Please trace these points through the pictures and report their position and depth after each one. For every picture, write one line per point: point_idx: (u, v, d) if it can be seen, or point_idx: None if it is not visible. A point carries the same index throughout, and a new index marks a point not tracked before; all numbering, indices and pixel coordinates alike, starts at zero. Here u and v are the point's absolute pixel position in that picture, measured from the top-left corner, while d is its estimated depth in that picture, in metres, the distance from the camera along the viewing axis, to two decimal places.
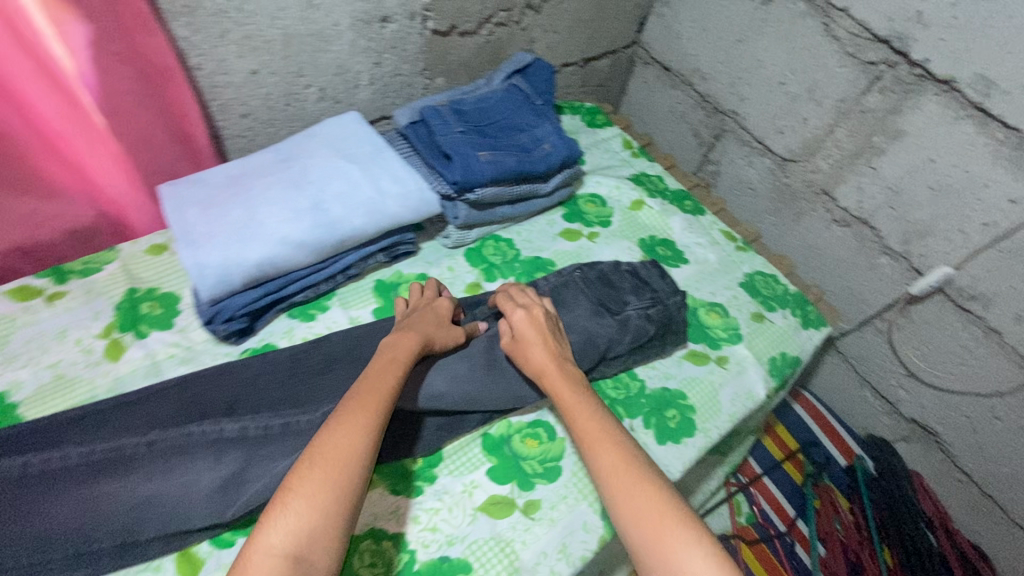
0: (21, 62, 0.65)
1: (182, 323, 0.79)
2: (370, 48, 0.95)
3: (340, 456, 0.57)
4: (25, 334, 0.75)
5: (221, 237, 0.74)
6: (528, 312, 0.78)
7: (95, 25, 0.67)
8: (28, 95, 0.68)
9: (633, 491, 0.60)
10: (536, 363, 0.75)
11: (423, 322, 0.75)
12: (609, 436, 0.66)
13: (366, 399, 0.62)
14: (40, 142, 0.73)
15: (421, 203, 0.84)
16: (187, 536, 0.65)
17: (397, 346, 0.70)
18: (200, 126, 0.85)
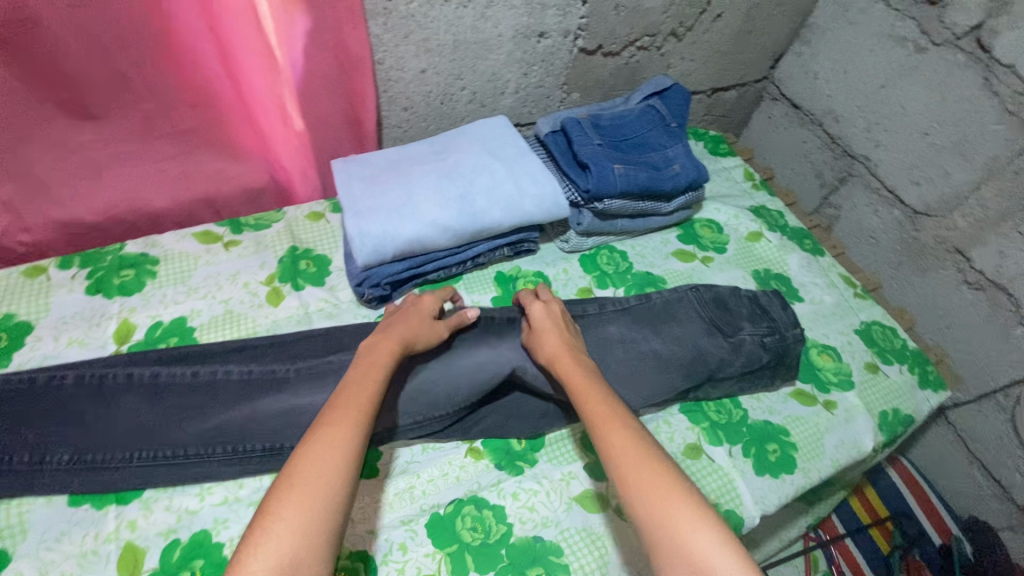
0: (250, 40, 0.79)
1: (331, 284, 0.90)
2: (523, 59, 1.03)
3: (323, 464, 0.56)
4: (205, 271, 0.87)
5: (381, 212, 0.83)
6: (543, 310, 0.79)
7: (313, 17, 0.79)
8: (247, 68, 0.82)
9: (647, 479, 0.60)
10: (550, 351, 0.75)
11: (402, 324, 0.74)
12: (616, 419, 0.65)
13: (346, 407, 0.62)
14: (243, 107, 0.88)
15: (555, 204, 0.89)
16: None
17: (374, 352, 0.69)
18: (371, 114, 0.95)
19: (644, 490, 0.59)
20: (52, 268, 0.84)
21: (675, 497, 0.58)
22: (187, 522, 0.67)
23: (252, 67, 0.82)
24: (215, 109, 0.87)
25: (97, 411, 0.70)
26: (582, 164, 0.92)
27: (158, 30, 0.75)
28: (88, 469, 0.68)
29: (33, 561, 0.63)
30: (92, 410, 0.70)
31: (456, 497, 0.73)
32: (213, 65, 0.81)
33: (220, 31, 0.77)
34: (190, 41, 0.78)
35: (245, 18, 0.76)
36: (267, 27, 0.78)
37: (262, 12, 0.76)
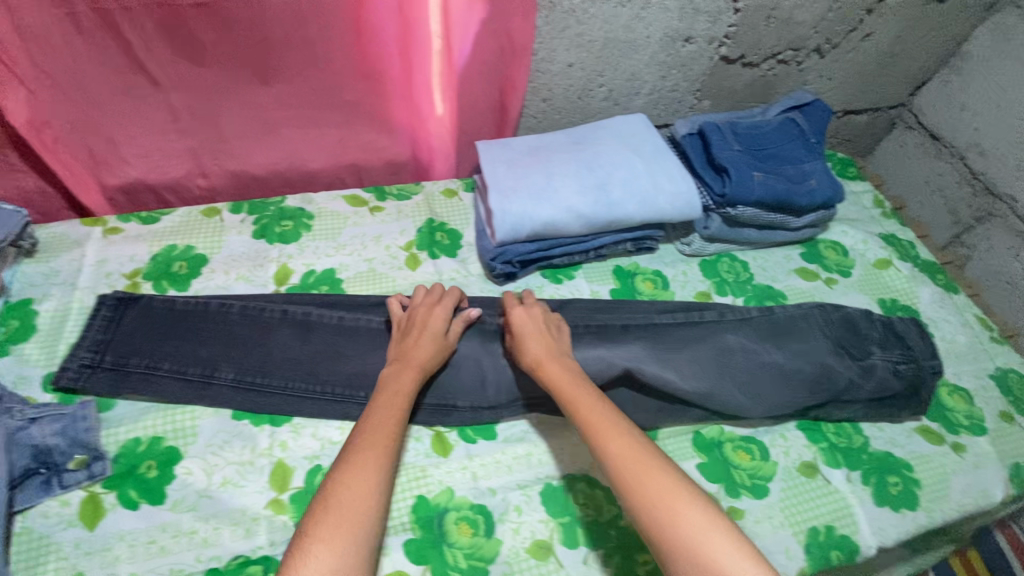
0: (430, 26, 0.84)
1: (462, 257, 0.94)
2: (665, 62, 1.04)
3: (358, 492, 0.59)
4: (352, 231, 0.95)
5: (522, 192, 0.87)
6: (528, 315, 0.79)
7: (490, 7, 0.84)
8: (419, 50, 0.88)
9: (652, 487, 0.60)
10: (534, 358, 0.74)
11: (421, 347, 0.74)
12: (613, 426, 0.65)
13: (372, 436, 0.63)
14: (405, 85, 0.94)
15: (688, 205, 0.90)
16: (446, 421, 0.77)
17: (397, 379, 0.71)
18: (517, 100, 0.99)
19: (648, 493, 0.59)
20: (225, 211, 0.93)
21: (681, 498, 0.59)
22: (328, 452, 0.72)
23: (425, 51, 0.87)
24: (378, 82, 0.94)
25: (258, 340, 0.78)
26: (719, 168, 0.92)
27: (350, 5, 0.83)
28: (253, 386, 0.75)
29: (199, 461, 0.69)
30: (253, 339, 0.78)
31: (569, 472, 0.74)
32: (390, 41, 0.88)
33: (405, 10, 0.83)
34: (373, 17, 0.85)
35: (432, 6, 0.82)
36: (450, 10, 0.84)
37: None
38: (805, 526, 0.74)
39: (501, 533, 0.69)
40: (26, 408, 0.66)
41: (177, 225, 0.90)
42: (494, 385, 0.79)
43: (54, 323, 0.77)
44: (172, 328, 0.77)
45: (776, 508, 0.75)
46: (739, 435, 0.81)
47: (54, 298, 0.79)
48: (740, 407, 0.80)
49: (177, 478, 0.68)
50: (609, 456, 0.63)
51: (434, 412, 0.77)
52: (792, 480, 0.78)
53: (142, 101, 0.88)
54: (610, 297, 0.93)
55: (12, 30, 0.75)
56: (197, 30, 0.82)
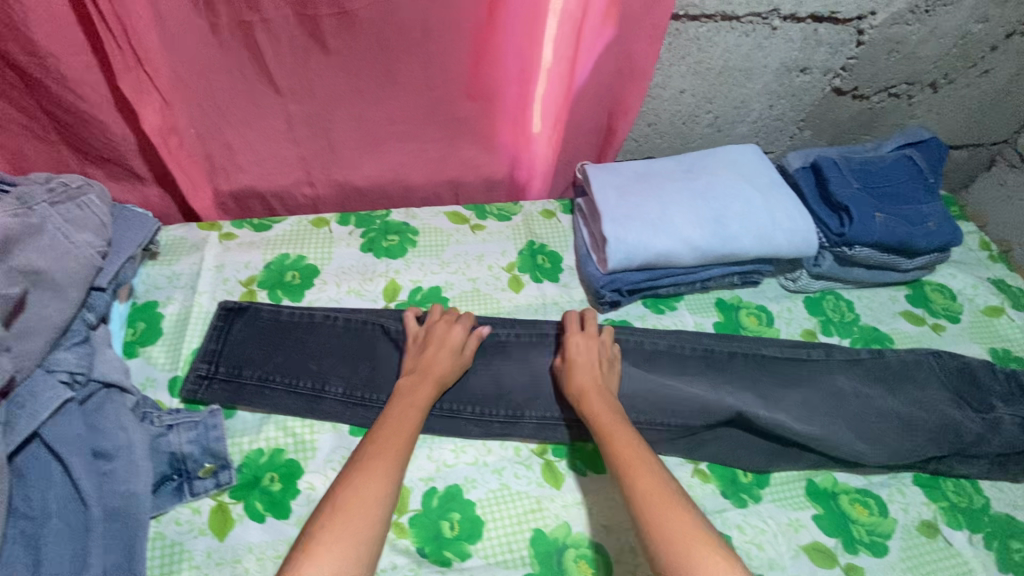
0: (563, 46, 0.85)
1: (564, 281, 0.93)
2: (776, 91, 1.01)
3: (360, 505, 0.59)
4: (455, 249, 0.95)
5: (637, 222, 0.85)
6: (579, 343, 0.79)
7: (622, 31, 0.85)
8: (544, 68, 0.88)
9: (667, 522, 0.60)
10: (580, 383, 0.75)
11: (434, 362, 0.76)
12: (645, 464, 0.65)
13: (381, 450, 0.65)
14: (519, 104, 0.94)
15: (805, 241, 0.87)
16: (554, 432, 0.77)
17: (412, 395, 0.72)
18: (625, 125, 0.97)
19: (675, 537, 0.59)
20: (333, 222, 0.94)
21: (695, 534, 0.59)
22: (442, 474, 0.72)
23: (550, 70, 0.88)
24: (491, 102, 0.94)
25: (367, 353, 0.79)
26: (838, 206, 0.89)
27: (480, 25, 0.83)
28: (361, 402, 0.76)
29: (320, 476, 0.70)
30: (361, 352, 0.79)
31: None
32: (513, 63, 0.88)
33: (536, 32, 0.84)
34: (499, 37, 0.85)
35: (570, 25, 0.83)
36: (581, 34, 0.84)
37: (585, 20, 0.83)
38: None
39: None
40: (163, 415, 0.68)
41: (288, 234, 0.91)
42: None
43: (178, 325, 0.79)
44: (283, 338, 0.79)
45: (896, 568, 0.73)
46: (854, 487, 0.79)
47: (177, 301, 0.81)
48: (859, 455, 0.77)
49: (301, 492, 0.68)
50: (630, 486, 0.64)
51: (540, 428, 0.78)
52: (912, 539, 0.76)
53: (263, 110, 0.88)
54: (714, 330, 0.90)
55: (157, 39, 0.76)
56: (330, 43, 0.82)
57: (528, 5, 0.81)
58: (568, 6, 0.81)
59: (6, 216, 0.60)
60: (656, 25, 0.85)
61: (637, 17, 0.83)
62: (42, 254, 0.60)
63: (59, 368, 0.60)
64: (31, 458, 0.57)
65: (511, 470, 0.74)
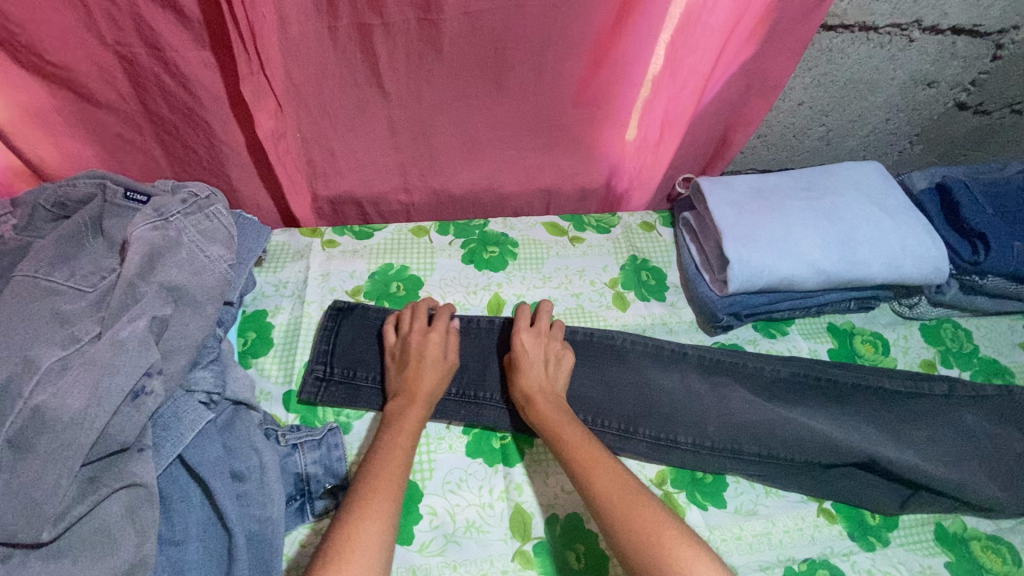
0: (701, 59, 0.82)
1: (671, 300, 0.90)
2: (897, 105, 0.96)
3: (364, 536, 0.54)
4: (555, 262, 0.92)
5: (761, 243, 0.82)
6: (534, 340, 0.77)
7: (762, 46, 0.82)
8: (676, 80, 0.85)
9: (629, 513, 0.58)
10: (526, 384, 0.73)
11: (422, 381, 0.71)
12: (595, 456, 0.64)
13: (378, 475, 0.60)
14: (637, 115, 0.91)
15: (935, 269, 0.83)
16: (669, 455, 0.74)
17: (402, 417, 0.67)
18: (739, 137, 0.95)
19: (648, 527, 0.56)
20: (432, 231, 0.92)
21: (659, 521, 0.57)
22: (562, 501, 0.70)
23: (680, 83, 0.85)
24: (603, 113, 0.90)
25: (481, 352, 0.80)
26: (971, 232, 0.85)
27: (609, 36, 0.79)
28: (472, 403, 0.76)
29: (440, 500, 0.69)
30: (473, 353, 0.80)
31: (809, 556, 0.70)
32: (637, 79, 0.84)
33: (676, 47, 0.81)
34: (629, 52, 0.81)
35: (712, 40, 0.80)
36: (722, 49, 0.82)
37: (730, 36, 0.80)
38: None
39: None
40: (287, 433, 0.66)
41: (389, 243, 0.89)
42: (714, 420, 0.76)
43: (289, 335, 0.78)
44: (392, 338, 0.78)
45: None
46: (985, 533, 0.75)
47: (286, 310, 0.80)
48: (995, 500, 0.73)
49: (423, 517, 0.67)
50: (589, 486, 0.62)
51: (655, 450, 0.75)
52: None
53: (371, 116, 0.85)
54: (830, 358, 0.87)
55: (278, 43, 0.73)
56: (450, 50, 0.78)
57: (673, 17, 0.78)
58: (717, 22, 0.78)
59: (147, 229, 0.60)
60: (798, 42, 0.82)
61: (782, 32, 0.80)
62: (181, 269, 0.59)
63: (197, 389, 0.59)
64: (174, 479, 0.57)
65: None
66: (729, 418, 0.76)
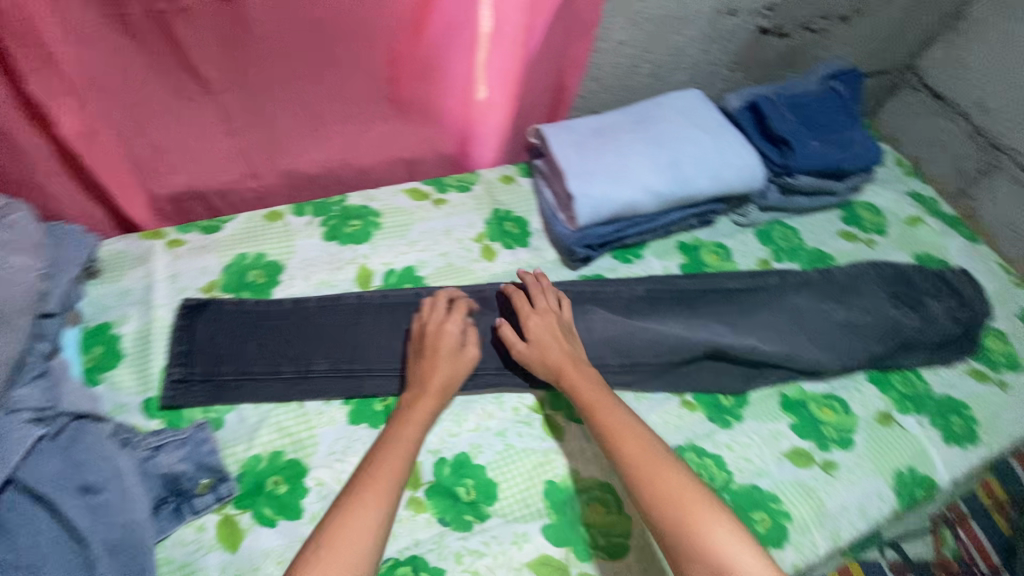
0: (515, 12, 0.85)
1: (535, 245, 0.94)
2: (708, 36, 1.05)
3: (355, 540, 0.57)
4: (421, 227, 0.92)
5: (600, 175, 0.88)
6: (544, 317, 0.79)
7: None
8: (498, 36, 0.88)
9: (659, 488, 0.63)
10: (552, 364, 0.75)
11: (440, 371, 0.72)
12: (628, 430, 0.68)
13: (377, 477, 0.62)
14: (472, 78, 0.92)
15: (753, 176, 0.93)
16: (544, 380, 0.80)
17: (420, 409, 0.70)
18: (572, 80, 1.01)
19: (670, 505, 0.62)
20: (288, 214, 0.90)
21: (693, 498, 0.62)
22: (448, 445, 0.73)
23: (502, 38, 0.88)
24: (441, 79, 0.91)
25: (353, 323, 0.80)
26: (778, 139, 0.96)
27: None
28: (349, 373, 0.76)
29: (327, 470, 0.69)
30: (345, 324, 0.80)
31: (677, 444, 0.78)
32: (459, 37, 0.86)
33: (496, 5, 0.84)
34: (447, 13, 0.83)
35: None
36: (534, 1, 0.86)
37: None
38: (892, 471, 0.81)
39: (629, 509, 0.71)
40: (146, 437, 0.65)
41: (243, 232, 0.86)
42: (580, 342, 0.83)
43: (140, 342, 0.74)
44: (255, 327, 0.77)
45: (864, 457, 0.81)
46: (820, 392, 0.86)
47: (133, 318, 0.76)
48: (819, 364, 0.86)
49: (311, 490, 0.67)
50: (623, 460, 0.66)
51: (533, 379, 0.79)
52: (874, 430, 0.84)
53: (194, 104, 0.81)
54: (681, 272, 0.96)
55: (61, 32, 0.68)
56: (261, 25, 0.76)
57: None
58: None
59: None
60: None
61: None
62: None
63: (23, 407, 0.60)
64: (10, 505, 0.55)
65: (513, 429, 0.76)
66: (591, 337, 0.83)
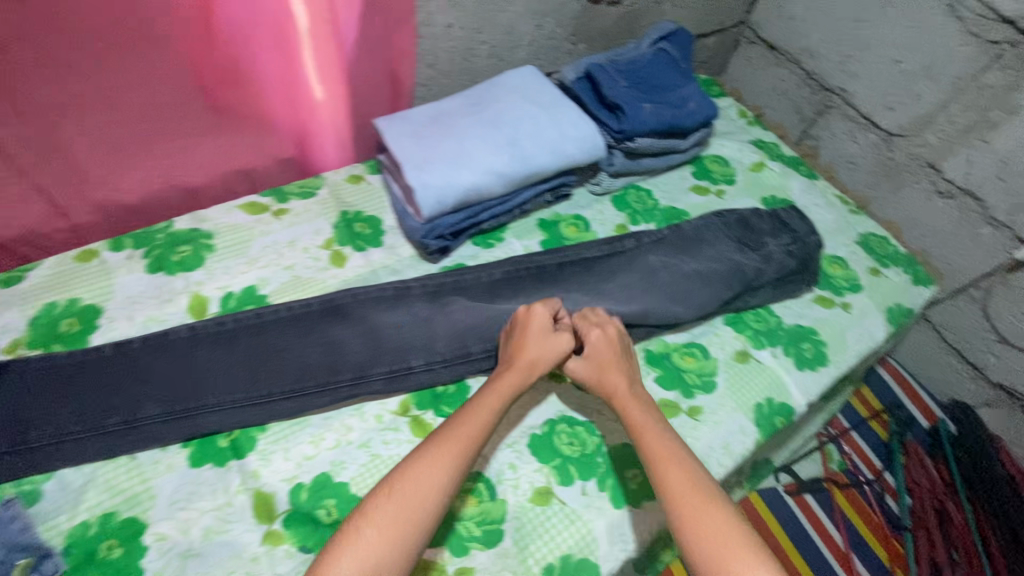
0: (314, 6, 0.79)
1: (389, 242, 0.91)
2: (539, 10, 1.05)
3: (418, 501, 0.60)
4: (261, 242, 0.87)
5: (437, 163, 0.85)
6: (602, 332, 0.80)
7: None
8: (304, 37, 0.81)
9: (703, 520, 0.63)
10: (607, 385, 0.77)
11: (531, 351, 0.76)
12: (673, 460, 0.69)
13: (446, 442, 0.65)
14: (289, 84, 0.86)
15: (593, 145, 0.94)
16: (405, 380, 0.77)
17: (504, 382, 0.73)
18: (406, 69, 0.97)
19: (702, 536, 0.62)
20: (103, 250, 0.82)
21: (729, 535, 0.62)
22: (306, 468, 0.69)
23: (311, 38, 0.82)
24: (253, 86, 0.84)
25: (186, 360, 0.73)
26: (613, 105, 0.97)
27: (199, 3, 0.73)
28: (184, 414, 0.70)
29: (171, 521, 0.64)
30: (176, 363, 0.73)
31: (548, 419, 0.79)
32: (259, 43, 0.80)
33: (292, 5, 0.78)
34: (232, 15, 0.76)
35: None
36: None
37: None
38: (752, 404, 0.86)
39: (503, 493, 0.71)
40: None
41: (50, 278, 0.78)
42: (441, 336, 0.80)
43: None
44: (69, 383, 0.70)
45: (726, 397, 0.86)
46: (681, 342, 0.90)
47: None
48: (676, 318, 0.89)
49: (151, 547, 0.62)
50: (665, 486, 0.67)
51: (391, 381, 0.76)
52: (732, 369, 0.89)
53: None
54: (542, 248, 0.97)
55: None
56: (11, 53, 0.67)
57: None
58: None
59: None
60: None
61: None
62: None
63: None
64: None
65: (378, 438, 0.73)
66: (450, 329, 0.81)
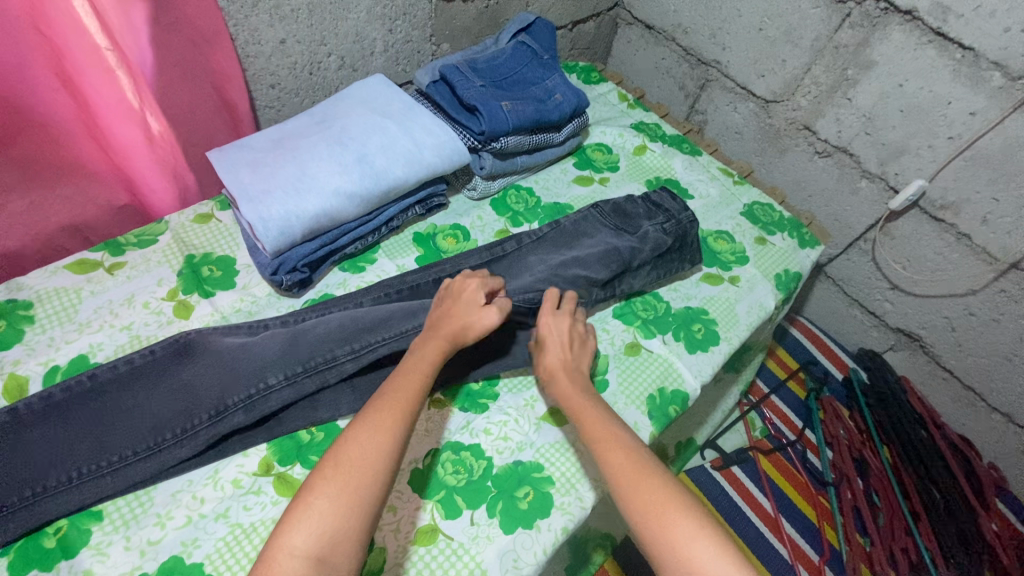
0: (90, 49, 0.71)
1: (243, 282, 0.84)
2: (386, 15, 0.99)
3: (362, 464, 0.58)
4: (93, 303, 0.78)
5: (277, 193, 0.79)
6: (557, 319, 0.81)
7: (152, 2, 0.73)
8: (92, 82, 0.73)
9: (644, 489, 0.62)
10: (547, 368, 0.78)
11: (455, 317, 0.74)
12: (619, 438, 0.67)
13: (384, 408, 0.63)
14: (93, 130, 0.78)
15: (454, 150, 0.89)
16: (267, 399, 0.70)
17: (423, 350, 0.70)
18: (239, 91, 0.89)
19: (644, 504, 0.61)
20: None
21: (673, 504, 0.60)
22: (151, 554, 0.62)
23: (103, 82, 0.73)
24: (49, 136, 0.75)
25: (12, 448, 0.63)
26: (470, 107, 0.93)
27: None
28: (15, 508, 0.61)
29: None
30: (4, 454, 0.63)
31: (432, 449, 0.75)
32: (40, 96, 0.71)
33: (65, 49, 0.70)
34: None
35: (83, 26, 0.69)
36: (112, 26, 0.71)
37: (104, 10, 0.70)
38: (643, 396, 0.84)
39: (381, 540, 0.66)
40: None
41: None
42: (305, 347, 0.73)
43: None
44: None
45: (617, 393, 0.84)
46: None
47: None
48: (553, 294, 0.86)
49: None
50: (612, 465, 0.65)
51: (251, 409, 0.70)
52: (622, 362, 0.87)
53: None
54: (418, 265, 0.92)
55: None
56: None
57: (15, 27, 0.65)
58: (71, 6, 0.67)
59: None
60: None
61: None
62: None
63: None
64: None
65: (238, 505, 0.67)
66: (317, 341, 0.74)
